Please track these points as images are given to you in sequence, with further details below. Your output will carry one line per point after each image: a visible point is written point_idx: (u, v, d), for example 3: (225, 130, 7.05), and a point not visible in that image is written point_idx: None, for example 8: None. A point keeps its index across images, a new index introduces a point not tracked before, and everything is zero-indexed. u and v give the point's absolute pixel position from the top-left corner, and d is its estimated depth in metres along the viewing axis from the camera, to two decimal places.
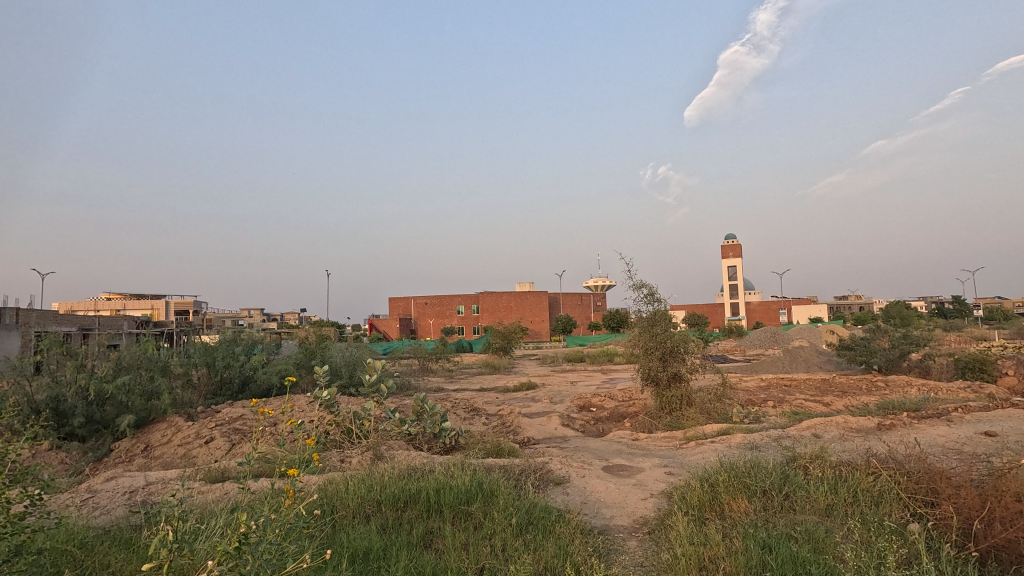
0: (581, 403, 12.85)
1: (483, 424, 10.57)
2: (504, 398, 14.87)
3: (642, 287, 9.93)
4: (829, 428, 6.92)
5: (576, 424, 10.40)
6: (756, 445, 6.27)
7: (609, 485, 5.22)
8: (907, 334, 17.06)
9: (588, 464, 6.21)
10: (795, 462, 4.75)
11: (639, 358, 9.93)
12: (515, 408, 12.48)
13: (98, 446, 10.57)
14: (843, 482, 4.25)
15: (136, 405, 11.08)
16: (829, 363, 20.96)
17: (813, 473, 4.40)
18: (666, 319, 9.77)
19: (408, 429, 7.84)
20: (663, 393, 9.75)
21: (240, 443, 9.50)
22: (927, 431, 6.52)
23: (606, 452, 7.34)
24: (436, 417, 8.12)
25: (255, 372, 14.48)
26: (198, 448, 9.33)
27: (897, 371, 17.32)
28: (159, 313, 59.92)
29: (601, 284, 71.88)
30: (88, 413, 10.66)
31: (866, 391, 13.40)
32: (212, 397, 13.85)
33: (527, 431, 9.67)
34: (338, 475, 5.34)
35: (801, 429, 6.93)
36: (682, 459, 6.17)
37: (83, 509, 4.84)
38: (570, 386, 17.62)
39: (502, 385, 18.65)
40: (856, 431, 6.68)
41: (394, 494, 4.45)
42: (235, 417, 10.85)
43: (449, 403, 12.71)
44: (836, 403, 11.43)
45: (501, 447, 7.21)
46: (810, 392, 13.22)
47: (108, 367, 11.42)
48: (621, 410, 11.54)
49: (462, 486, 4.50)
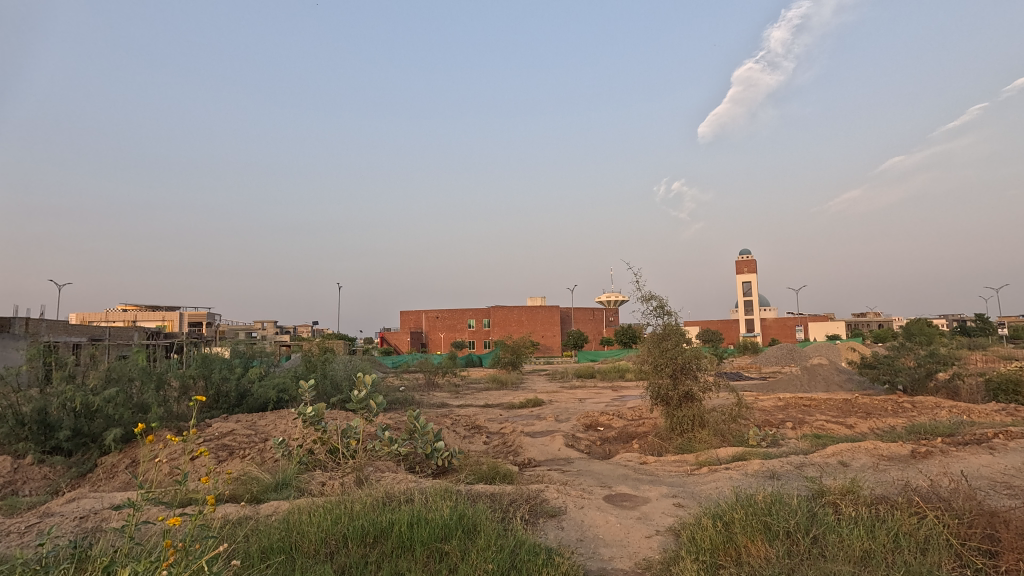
0: (588, 421, 12.21)
1: (483, 443, 10.01)
2: (509, 415, 14.31)
3: (652, 298, 9.34)
4: (857, 454, 6.28)
5: (581, 445, 9.79)
6: (776, 474, 5.65)
7: (610, 518, 4.64)
8: (934, 353, 16.21)
9: (588, 492, 5.62)
10: (824, 498, 4.12)
11: (648, 375, 9.32)
12: (518, 426, 11.88)
13: (84, 460, 10.17)
14: (882, 524, 3.62)
15: (124, 419, 10.69)
16: (850, 382, 20.06)
17: (846, 512, 3.77)
18: (678, 334, 9.16)
19: (397, 449, 7.31)
20: (674, 413, 9.11)
21: (226, 460, 9.09)
22: (970, 461, 5.85)
23: (610, 477, 6.76)
24: (429, 436, 7.55)
25: (252, 385, 14.10)
26: (183, 466, 8.94)
27: (924, 391, 16.50)
28: (173, 326, 60.33)
29: (614, 299, 71.25)
30: (75, 426, 10.28)
31: (893, 412, 12.60)
32: (208, 410, 13.49)
33: (528, 452, 9.09)
34: (309, 503, 4.83)
35: (825, 456, 6.29)
36: (692, 488, 5.54)
37: (23, 537, 4.40)
38: (579, 403, 16.93)
39: (508, 401, 18.03)
40: (889, 459, 6.02)
41: (364, 526, 3.94)
42: (225, 433, 10.47)
43: (449, 420, 12.17)
44: (861, 426, 10.67)
45: (495, 470, 6.61)
46: (832, 413, 12.45)
47: (97, 378, 11.07)
48: (630, 430, 10.89)
49: (439, 519, 3.96)
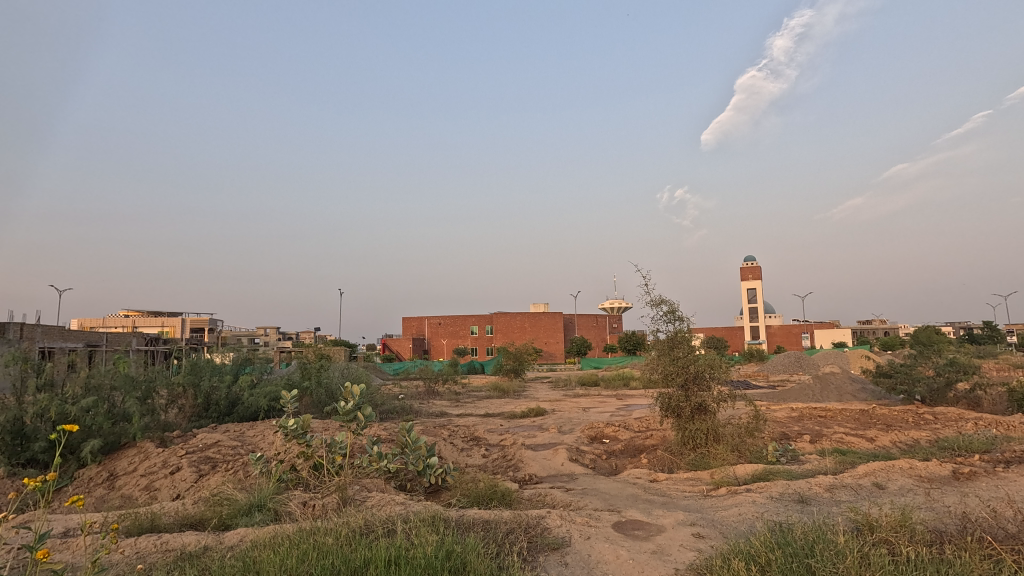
0: (593, 433, 11.59)
1: (482, 457, 9.42)
2: (510, 425, 13.70)
3: (662, 303, 8.75)
4: (892, 475, 5.68)
5: (585, 460, 9.18)
6: (807, 499, 5.03)
7: (621, 552, 4.04)
8: (954, 362, 15.48)
9: (595, 518, 5.00)
10: (873, 534, 3.51)
11: (658, 385, 8.71)
12: (519, 438, 11.27)
13: (61, 473, 9.59)
14: (952, 570, 3.01)
15: (104, 429, 10.14)
16: (864, 391, 19.32)
17: (906, 554, 3.17)
18: (689, 341, 8.56)
19: (386, 466, 6.73)
20: (685, 427, 8.52)
21: (208, 474, 8.55)
22: (1021, 484, 5.25)
23: (619, 499, 6.17)
24: (421, 451, 6.95)
25: (243, 393, 13.56)
26: (162, 480, 8.45)
27: (943, 402, 15.81)
28: (176, 332, 60.08)
29: (618, 306, 70.54)
30: (52, 436, 9.76)
31: (915, 424, 11.93)
32: (196, 420, 12.99)
33: (529, 468, 8.50)
34: (277, 531, 4.26)
35: (858, 477, 5.70)
36: (711, 514, 4.93)
37: None
38: (582, 413, 16.29)
39: (509, 410, 17.39)
40: (930, 482, 5.42)
41: (334, 566, 3.37)
42: (209, 444, 9.93)
43: (446, 431, 11.60)
44: (883, 439, 10.02)
45: (492, 490, 6.02)
46: (850, 425, 11.79)
47: (78, 387, 10.55)
48: (637, 443, 10.28)
49: (422, 558, 3.38)
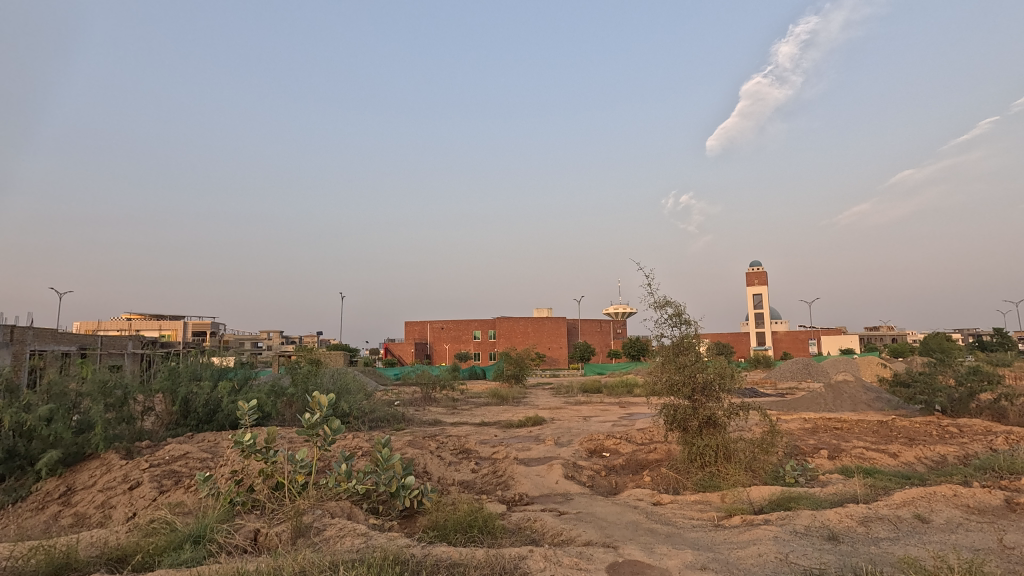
0: (593, 445, 10.79)
1: (470, 473, 8.63)
2: (506, 436, 12.89)
3: (666, 305, 7.96)
4: (935, 505, 4.87)
5: (582, 476, 8.40)
6: (839, 537, 4.24)
7: None
8: (977, 370, 14.59)
9: (586, 557, 4.19)
10: None
11: (662, 394, 7.91)
12: (512, 450, 10.46)
13: (17, 487, 8.81)
14: None
15: (66, 439, 9.38)
16: (879, 401, 18.42)
17: None
18: (696, 347, 7.77)
19: (354, 487, 5.94)
20: (693, 442, 7.70)
21: (170, 490, 7.79)
22: None
23: (617, 528, 5.41)
24: (393, 471, 6.15)
25: (223, 400, 12.81)
26: (120, 496, 7.70)
27: (965, 413, 14.92)
28: (177, 336, 59.60)
29: (623, 311, 69.71)
30: (9, 447, 8.99)
31: (940, 437, 11.10)
32: (173, 428, 12.22)
33: (520, 486, 7.70)
34: None
35: (895, 506, 4.92)
36: (725, 554, 4.16)
37: None
38: (582, 422, 15.49)
39: (507, 418, 16.60)
40: (981, 514, 4.63)
41: None
42: (177, 457, 9.17)
43: (434, 443, 10.81)
44: (908, 454, 9.21)
45: (472, 515, 5.25)
46: (871, 439, 10.97)
47: (40, 394, 9.78)
48: (640, 457, 9.47)
49: None
